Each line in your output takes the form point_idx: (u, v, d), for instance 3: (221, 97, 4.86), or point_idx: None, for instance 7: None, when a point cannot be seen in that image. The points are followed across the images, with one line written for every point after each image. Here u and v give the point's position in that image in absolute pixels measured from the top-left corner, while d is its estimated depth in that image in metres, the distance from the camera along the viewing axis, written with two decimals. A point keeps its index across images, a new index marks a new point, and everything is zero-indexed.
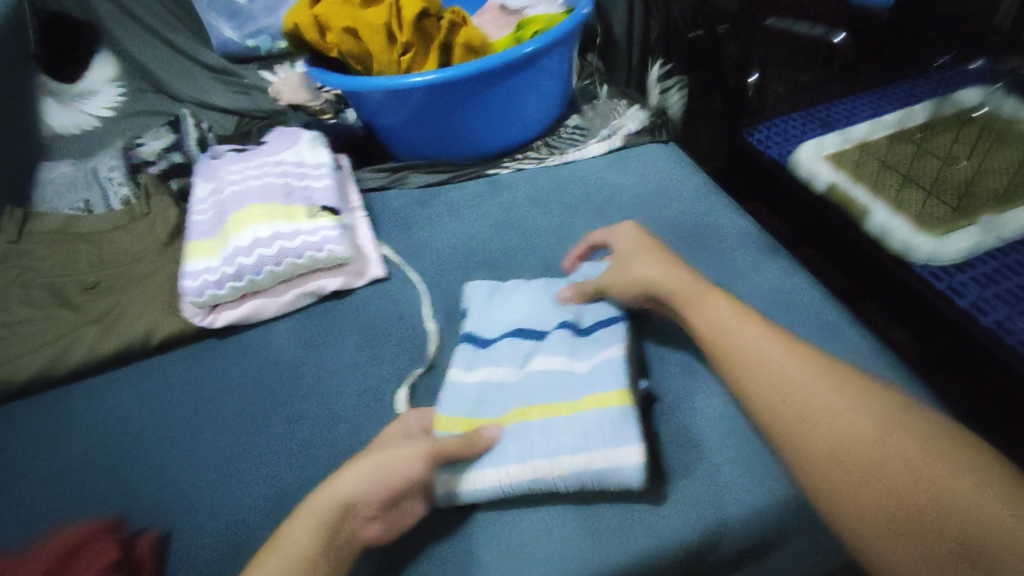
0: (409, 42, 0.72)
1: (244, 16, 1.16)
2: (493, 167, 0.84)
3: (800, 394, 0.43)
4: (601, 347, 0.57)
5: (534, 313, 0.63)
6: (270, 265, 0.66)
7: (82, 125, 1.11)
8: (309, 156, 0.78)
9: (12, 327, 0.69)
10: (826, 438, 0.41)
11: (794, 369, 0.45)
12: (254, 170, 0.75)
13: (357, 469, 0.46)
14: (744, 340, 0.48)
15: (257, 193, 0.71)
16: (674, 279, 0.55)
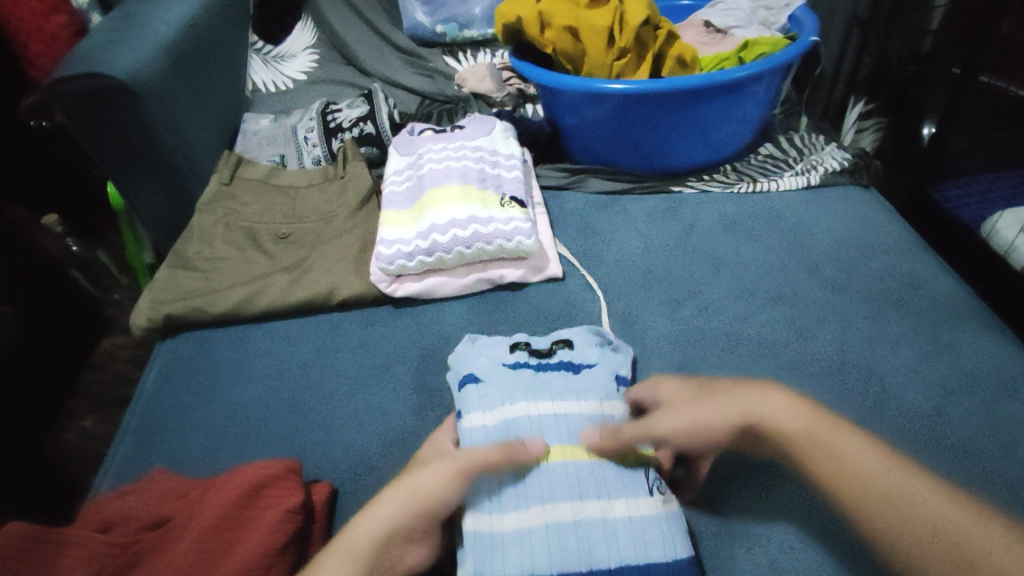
0: (627, 48, 0.72)
1: (439, 2, 1.21)
2: (676, 185, 0.82)
3: (862, 466, 0.42)
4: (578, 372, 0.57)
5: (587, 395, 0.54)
6: (460, 246, 0.68)
7: (279, 84, 1.20)
8: (503, 146, 0.80)
9: (217, 262, 0.76)
10: (906, 497, 0.40)
11: (848, 444, 0.43)
12: (452, 151, 0.77)
13: (432, 472, 0.45)
14: (780, 411, 0.46)
15: (454, 175, 0.74)
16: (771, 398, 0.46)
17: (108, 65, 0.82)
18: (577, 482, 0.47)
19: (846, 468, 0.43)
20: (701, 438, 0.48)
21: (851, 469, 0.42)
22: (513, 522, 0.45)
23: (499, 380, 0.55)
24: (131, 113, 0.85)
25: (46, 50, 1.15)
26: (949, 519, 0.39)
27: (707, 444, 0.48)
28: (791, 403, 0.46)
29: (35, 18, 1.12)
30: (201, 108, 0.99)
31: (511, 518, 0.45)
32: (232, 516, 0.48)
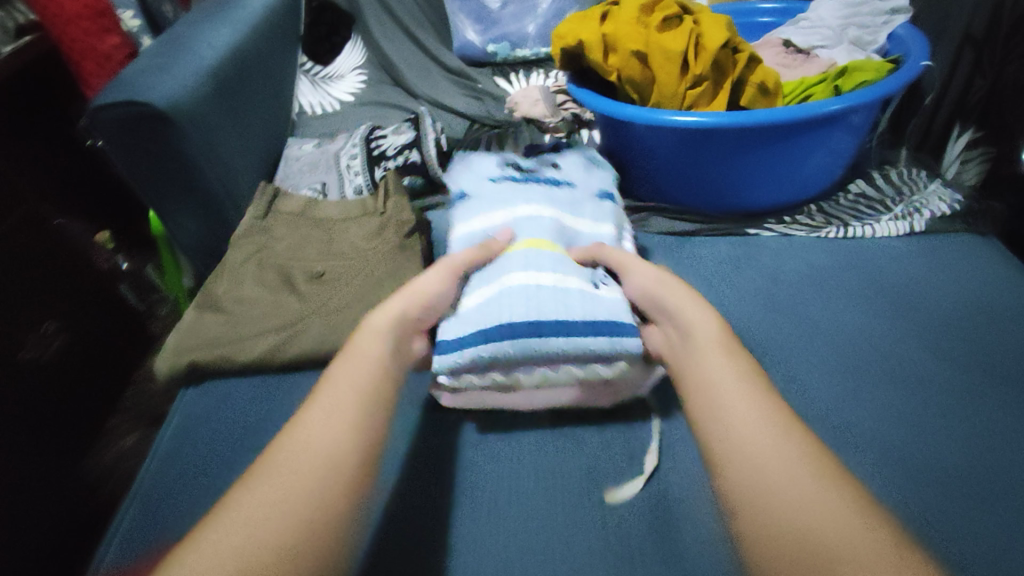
0: (703, 75, 0.63)
1: (492, 20, 1.16)
2: (753, 228, 0.73)
3: (755, 434, 0.39)
4: (589, 217, 0.69)
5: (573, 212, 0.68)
6: (545, 369, 0.53)
7: (326, 107, 1.17)
8: (584, 183, 0.72)
9: (243, 303, 0.71)
10: (769, 465, 0.37)
11: (750, 412, 0.41)
12: (537, 191, 0.70)
13: (367, 342, 0.49)
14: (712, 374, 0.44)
15: (541, 222, 0.64)
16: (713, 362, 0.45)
17: (148, 91, 0.79)
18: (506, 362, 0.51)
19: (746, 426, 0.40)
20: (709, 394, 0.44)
21: (735, 413, 0.41)
22: (455, 333, 0.53)
23: (492, 190, 0.70)
24: (167, 138, 0.82)
25: (101, 70, 1.15)
26: (775, 486, 0.36)
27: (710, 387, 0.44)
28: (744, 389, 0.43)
29: (89, 38, 1.11)
30: (241, 130, 0.95)
31: (517, 274, 0.56)
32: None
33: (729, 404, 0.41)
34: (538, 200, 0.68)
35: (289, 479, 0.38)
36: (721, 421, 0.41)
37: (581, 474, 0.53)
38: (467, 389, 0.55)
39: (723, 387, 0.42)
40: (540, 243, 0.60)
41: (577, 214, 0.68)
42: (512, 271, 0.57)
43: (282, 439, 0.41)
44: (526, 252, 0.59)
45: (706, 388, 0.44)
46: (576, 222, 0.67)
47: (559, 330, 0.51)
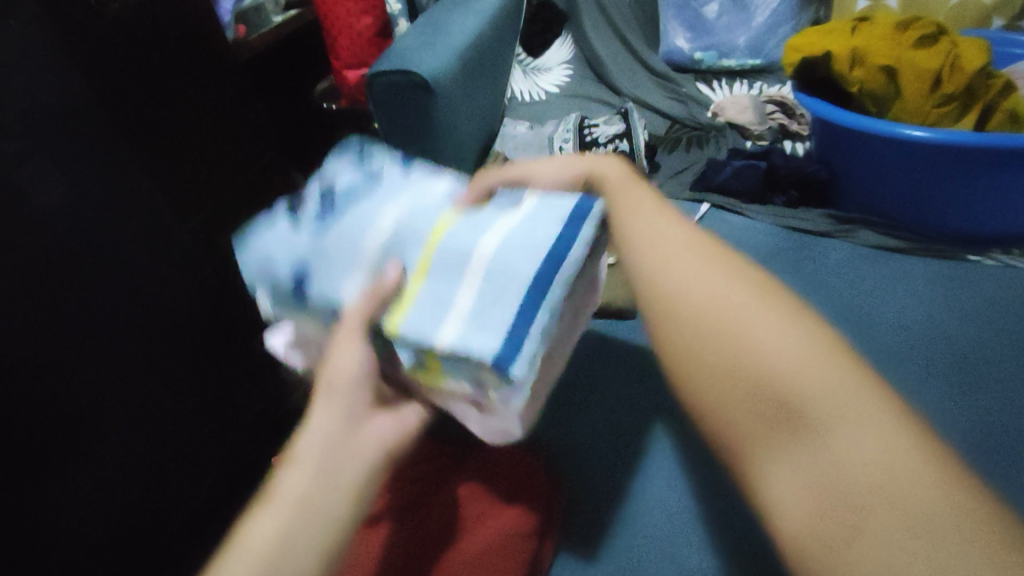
0: (952, 95, 0.65)
1: (704, 29, 1.22)
2: (973, 254, 0.72)
3: (762, 363, 0.32)
4: (419, 176, 0.55)
5: (431, 196, 0.52)
6: (553, 320, 0.46)
7: (534, 94, 1.28)
8: (415, 173, 0.56)
9: None
10: (782, 416, 0.30)
11: (755, 336, 0.33)
12: (365, 203, 0.52)
13: (335, 378, 0.41)
14: (702, 299, 0.35)
15: (398, 212, 0.50)
16: (708, 292, 0.36)
17: (416, 64, 0.94)
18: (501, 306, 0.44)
19: (743, 358, 0.32)
20: (703, 339, 0.34)
21: (745, 340, 0.33)
22: (486, 330, 0.43)
23: (281, 235, 0.52)
24: (420, 104, 0.96)
25: (351, 45, 1.34)
26: (794, 456, 0.29)
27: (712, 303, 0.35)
28: (744, 304, 0.34)
29: (349, 17, 1.30)
30: (472, 105, 1.09)
31: (485, 241, 0.46)
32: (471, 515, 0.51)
33: (748, 347, 0.32)
34: (407, 185, 0.54)
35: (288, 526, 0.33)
36: (721, 356, 0.33)
37: None
38: (498, 409, 0.46)
39: (728, 335, 0.33)
40: (455, 216, 0.49)
41: (411, 188, 0.53)
42: (469, 244, 0.46)
43: (325, 399, 0.40)
44: (437, 248, 0.47)
45: (694, 333, 0.35)
46: (439, 189, 0.54)
47: (544, 262, 0.45)
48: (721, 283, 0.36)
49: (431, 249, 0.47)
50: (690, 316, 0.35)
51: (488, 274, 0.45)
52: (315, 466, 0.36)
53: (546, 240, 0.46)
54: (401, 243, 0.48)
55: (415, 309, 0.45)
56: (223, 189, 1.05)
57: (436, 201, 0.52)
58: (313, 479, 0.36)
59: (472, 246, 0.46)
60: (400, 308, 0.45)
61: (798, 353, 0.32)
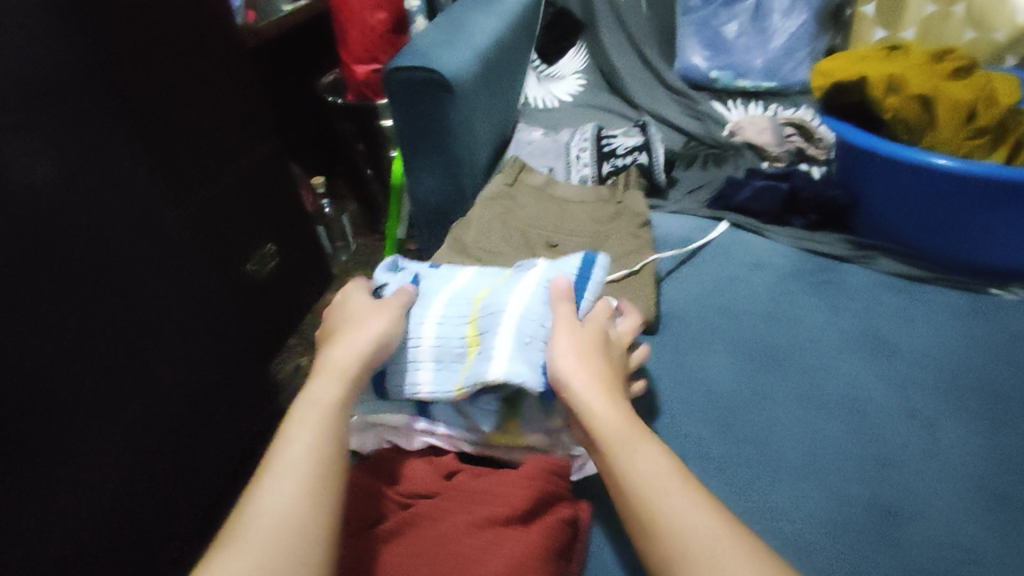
0: (985, 128, 0.64)
1: (722, 49, 1.22)
2: (994, 287, 0.73)
3: (689, 532, 0.39)
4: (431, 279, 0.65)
5: (463, 276, 0.65)
6: None
7: (547, 101, 1.27)
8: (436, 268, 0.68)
9: (492, 255, 0.81)
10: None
11: (685, 510, 0.40)
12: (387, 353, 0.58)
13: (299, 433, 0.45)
14: (643, 469, 0.43)
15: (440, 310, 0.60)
16: (646, 460, 0.44)
17: (439, 63, 0.93)
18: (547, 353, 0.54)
19: (679, 524, 0.40)
20: (647, 490, 0.42)
21: (678, 515, 0.40)
22: (531, 366, 0.53)
23: None
24: (439, 105, 0.95)
25: (362, 39, 1.31)
26: None
27: (649, 471, 0.43)
28: (669, 477, 0.43)
29: (362, 10, 1.27)
30: (488, 111, 1.07)
31: (513, 299, 0.58)
32: (516, 514, 0.49)
33: (676, 514, 0.40)
34: (434, 273, 0.67)
35: (294, 512, 0.40)
36: (662, 518, 0.40)
37: (789, 472, 0.57)
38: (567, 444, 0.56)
39: (659, 503, 0.41)
40: (491, 285, 0.62)
41: (445, 271, 0.67)
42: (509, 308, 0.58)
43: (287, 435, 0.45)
44: (488, 303, 0.59)
45: (637, 497, 0.42)
46: (446, 290, 0.63)
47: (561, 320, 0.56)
48: (654, 463, 0.44)
49: (480, 312, 0.58)
50: (627, 487, 0.43)
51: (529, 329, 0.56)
52: (278, 491, 0.41)
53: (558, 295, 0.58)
54: (447, 332, 0.58)
55: (473, 367, 0.55)
56: (224, 178, 1.02)
57: (466, 281, 0.64)
58: (300, 458, 0.43)
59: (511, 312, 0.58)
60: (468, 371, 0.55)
61: (718, 522, 0.40)
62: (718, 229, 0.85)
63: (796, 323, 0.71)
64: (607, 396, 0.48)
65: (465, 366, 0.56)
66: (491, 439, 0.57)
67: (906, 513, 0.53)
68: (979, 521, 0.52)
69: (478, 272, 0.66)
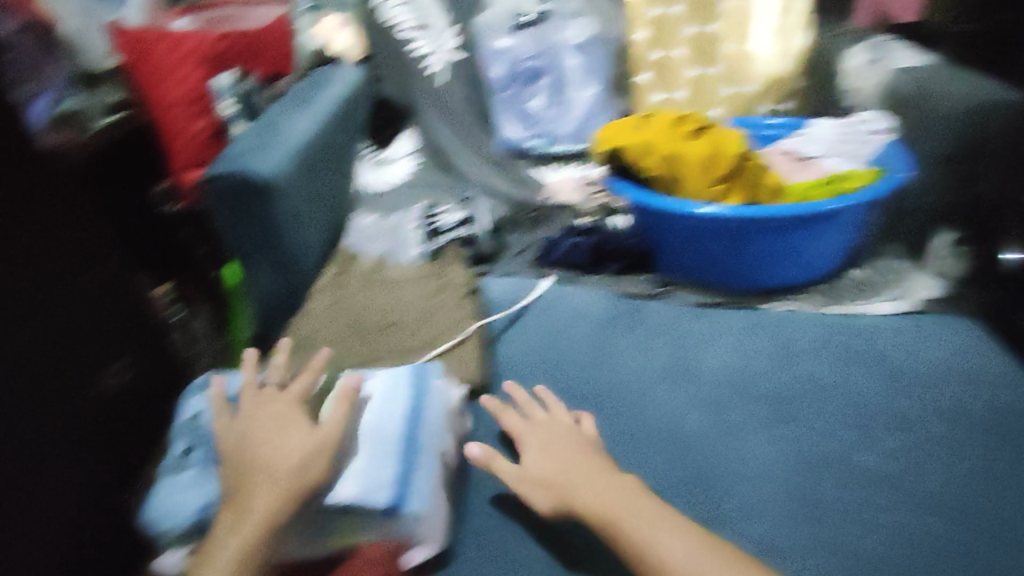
0: (723, 178, 0.78)
1: (533, 119, 1.34)
2: (765, 301, 0.86)
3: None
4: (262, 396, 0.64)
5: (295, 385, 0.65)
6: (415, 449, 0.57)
7: (381, 186, 1.33)
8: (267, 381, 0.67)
9: (324, 346, 0.81)
10: None
11: (724, 572, 0.46)
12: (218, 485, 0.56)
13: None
14: (672, 555, 0.47)
15: None
16: (673, 542, 0.48)
17: (255, 164, 0.96)
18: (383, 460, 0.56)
19: None
20: (697, 564, 0.46)
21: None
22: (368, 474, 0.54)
23: (187, 475, 0.58)
24: (264, 205, 0.96)
25: (188, 147, 1.25)
26: None
27: (689, 550, 0.48)
28: (700, 553, 0.47)
29: (182, 118, 1.22)
30: (317, 208, 1.10)
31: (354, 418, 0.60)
32: None
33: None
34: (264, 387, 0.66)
35: None
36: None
37: None
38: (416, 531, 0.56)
39: (713, 572, 0.46)
40: (325, 399, 0.63)
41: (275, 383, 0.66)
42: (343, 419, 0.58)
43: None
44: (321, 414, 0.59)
45: (676, 571, 0.46)
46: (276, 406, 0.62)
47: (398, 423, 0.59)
48: (706, 558, 0.47)
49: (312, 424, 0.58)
50: (668, 573, 0.46)
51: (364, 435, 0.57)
52: None
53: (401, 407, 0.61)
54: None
55: None
56: None
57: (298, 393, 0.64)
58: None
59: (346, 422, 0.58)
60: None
61: (758, 571, 0.47)
62: (542, 286, 0.91)
63: (613, 363, 0.79)
64: (614, 487, 0.54)
65: None
66: (331, 544, 0.54)
67: (716, 518, 0.59)
68: (775, 511, 0.59)
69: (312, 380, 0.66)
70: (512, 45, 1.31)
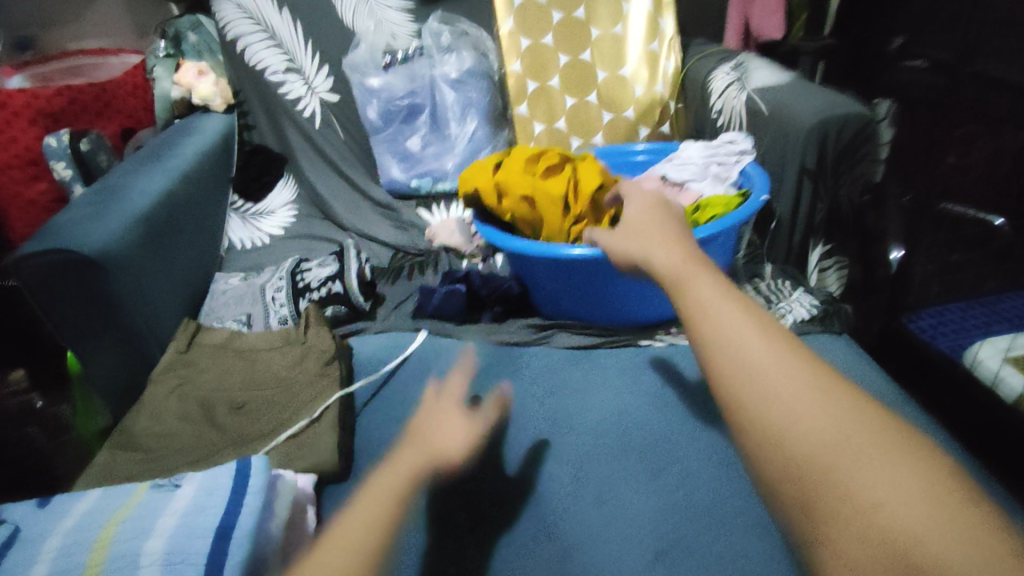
0: (581, 214, 0.73)
1: (415, 160, 1.29)
2: (647, 337, 0.82)
3: (781, 395, 0.32)
4: (46, 525, 0.52)
5: (92, 506, 0.53)
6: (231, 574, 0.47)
7: (256, 241, 1.24)
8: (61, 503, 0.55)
9: (158, 440, 0.70)
10: (817, 449, 0.30)
11: (781, 379, 0.33)
12: None
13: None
14: (728, 337, 0.36)
15: (52, 570, 0.47)
16: (732, 321, 0.36)
17: (79, 239, 0.82)
18: None
19: (775, 398, 0.32)
20: (741, 356, 0.34)
21: (762, 380, 0.33)
22: None
23: None
24: (93, 282, 0.83)
25: (24, 215, 1.15)
26: (867, 468, 0.28)
27: (740, 333, 0.36)
28: (763, 339, 0.35)
29: (15, 185, 1.13)
30: (170, 274, 0.98)
31: (150, 543, 0.49)
32: None
33: (767, 374, 0.33)
34: (54, 511, 0.54)
35: None
36: (752, 381, 0.33)
37: None
38: None
39: (750, 366, 0.34)
40: (120, 519, 0.51)
41: (69, 505, 0.54)
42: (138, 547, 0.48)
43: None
44: (112, 545, 0.48)
45: (726, 372, 0.35)
46: (60, 537, 0.50)
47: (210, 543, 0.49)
48: (757, 353, 0.35)
49: (99, 558, 0.47)
50: (720, 352, 0.35)
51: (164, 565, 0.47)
52: None
53: (213, 522, 0.51)
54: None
55: None
56: None
57: (93, 515, 0.52)
58: None
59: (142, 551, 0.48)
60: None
61: (806, 365, 0.34)
62: (416, 340, 0.85)
63: None
64: (712, 280, 0.40)
65: None
66: None
67: None
68: None
69: (116, 494, 0.55)
70: (383, 85, 1.26)
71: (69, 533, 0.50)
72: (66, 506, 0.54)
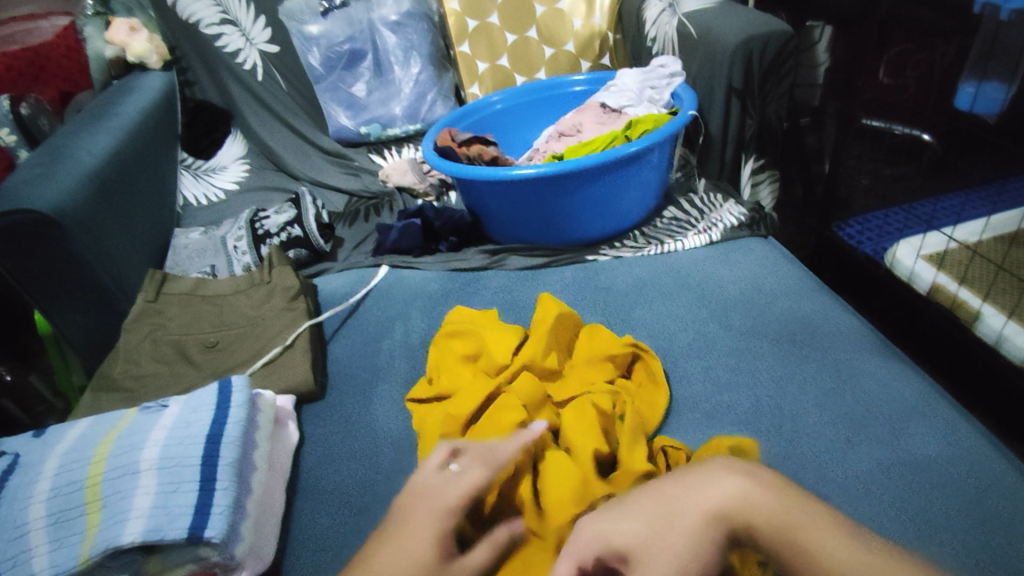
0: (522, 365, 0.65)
1: (361, 107, 1.30)
2: (590, 254, 0.90)
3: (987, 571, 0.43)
4: (44, 452, 0.56)
5: (85, 431, 0.57)
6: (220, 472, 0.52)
7: (211, 198, 1.25)
8: (53, 434, 0.58)
9: (141, 381, 0.74)
10: None
11: None
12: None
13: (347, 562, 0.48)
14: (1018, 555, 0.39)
15: (58, 487, 0.52)
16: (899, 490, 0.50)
17: (30, 198, 0.82)
18: (183, 490, 0.51)
19: None
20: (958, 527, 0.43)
21: None
22: (167, 512, 0.49)
23: None
24: (53, 242, 0.84)
25: None
26: None
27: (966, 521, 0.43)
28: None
29: None
30: (129, 231, 1.00)
31: (146, 450, 0.54)
32: None
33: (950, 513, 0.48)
34: (49, 441, 0.58)
35: None
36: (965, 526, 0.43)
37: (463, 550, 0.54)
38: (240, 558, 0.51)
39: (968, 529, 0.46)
40: (112, 437, 0.55)
41: (61, 435, 0.58)
42: (134, 458, 0.53)
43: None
44: (110, 459, 0.53)
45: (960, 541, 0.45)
46: (58, 458, 0.54)
47: (201, 448, 0.54)
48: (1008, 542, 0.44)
49: (100, 473, 0.52)
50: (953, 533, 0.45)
51: (161, 469, 0.52)
52: None
53: (202, 430, 0.56)
54: (60, 508, 0.51)
55: (98, 534, 0.49)
56: None
57: (85, 438, 0.56)
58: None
59: (139, 461, 0.53)
60: (93, 538, 0.49)
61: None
62: (378, 273, 0.91)
63: None
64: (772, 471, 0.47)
65: (88, 535, 0.49)
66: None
67: None
68: None
69: (106, 421, 0.59)
70: (322, 31, 1.24)
71: (66, 456, 0.54)
72: (59, 436, 0.58)
